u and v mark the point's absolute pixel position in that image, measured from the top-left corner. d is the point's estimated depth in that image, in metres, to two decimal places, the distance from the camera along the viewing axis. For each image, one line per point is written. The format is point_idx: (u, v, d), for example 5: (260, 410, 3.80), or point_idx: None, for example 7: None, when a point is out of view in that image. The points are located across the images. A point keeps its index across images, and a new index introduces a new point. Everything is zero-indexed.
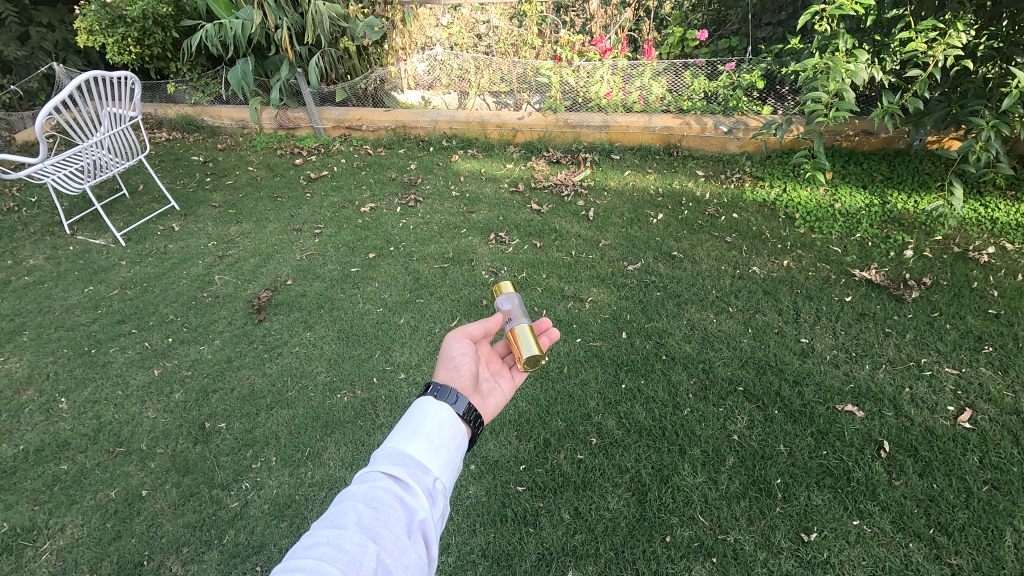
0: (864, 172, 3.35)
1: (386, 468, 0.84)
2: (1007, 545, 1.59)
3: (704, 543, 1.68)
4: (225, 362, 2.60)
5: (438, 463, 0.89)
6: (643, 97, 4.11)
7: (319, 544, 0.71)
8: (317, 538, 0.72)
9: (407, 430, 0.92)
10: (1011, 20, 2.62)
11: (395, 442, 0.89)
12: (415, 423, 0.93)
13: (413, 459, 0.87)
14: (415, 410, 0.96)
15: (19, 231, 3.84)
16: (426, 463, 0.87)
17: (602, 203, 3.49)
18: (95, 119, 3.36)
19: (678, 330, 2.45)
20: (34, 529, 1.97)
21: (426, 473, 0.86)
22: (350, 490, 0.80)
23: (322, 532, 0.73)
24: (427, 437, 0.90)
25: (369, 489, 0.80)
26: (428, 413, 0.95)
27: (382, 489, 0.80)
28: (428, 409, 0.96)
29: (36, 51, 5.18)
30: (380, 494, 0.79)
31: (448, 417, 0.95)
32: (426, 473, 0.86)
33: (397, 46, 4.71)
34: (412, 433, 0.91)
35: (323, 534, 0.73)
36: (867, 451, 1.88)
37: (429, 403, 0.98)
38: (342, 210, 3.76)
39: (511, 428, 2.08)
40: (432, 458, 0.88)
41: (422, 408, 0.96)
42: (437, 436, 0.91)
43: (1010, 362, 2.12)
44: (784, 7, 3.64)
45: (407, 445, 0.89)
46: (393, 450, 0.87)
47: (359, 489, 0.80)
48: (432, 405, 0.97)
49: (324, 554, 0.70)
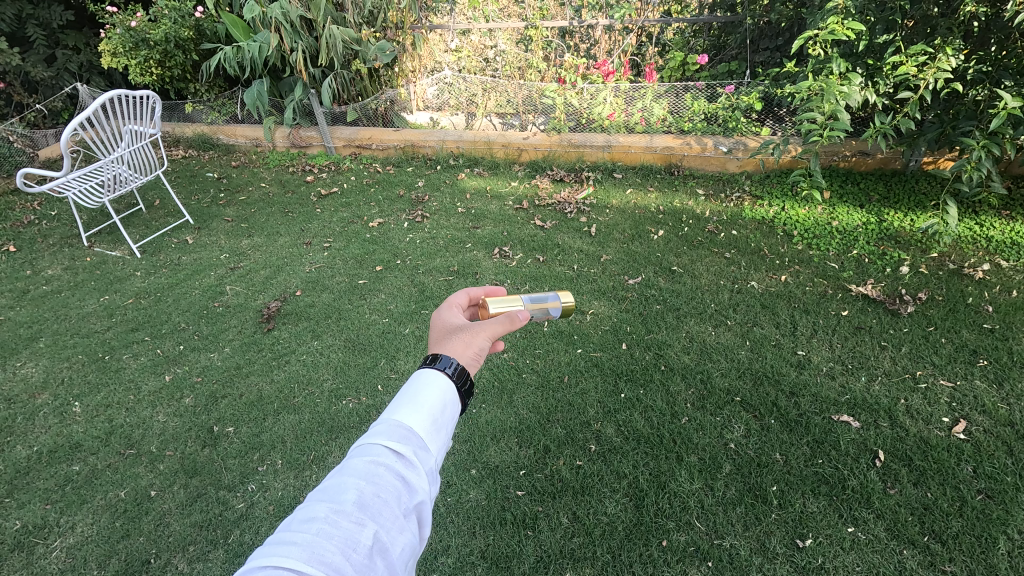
0: (861, 191, 3.43)
1: (387, 442, 0.81)
2: (1001, 553, 1.61)
3: (701, 547, 1.71)
4: (235, 369, 2.67)
5: (439, 440, 0.87)
6: (645, 118, 4.25)
7: (317, 520, 0.69)
8: (314, 512, 0.71)
9: (410, 402, 0.88)
10: (999, 46, 2.74)
11: (397, 414, 0.86)
12: (418, 395, 0.90)
13: (415, 435, 0.84)
14: (416, 381, 0.93)
15: (39, 242, 3.97)
16: (428, 440, 0.85)
17: (603, 219, 3.58)
18: (117, 136, 3.50)
19: (676, 342, 2.50)
20: (45, 527, 2.01)
21: (427, 452, 0.84)
22: (349, 463, 0.78)
23: (320, 507, 0.72)
24: (430, 413, 0.88)
25: (369, 464, 0.78)
26: (431, 387, 0.92)
27: (384, 466, 0.78)
28: (433, 383, 0.93)
29: (61, 72, 5.42)
30: (381, 471, 0.77)
31: (450, 395, 0.92)
32: (427, 450, 0.84)
33: (407, 69, 4.91)
34: (414, 406, 0.88)
35: (321, 510, 0.71)
36: (862, 460, 1.91)
37: (435, 377, 0.94)
38: (351, 225, 3.87)
39: (512, 435, 2.12)
40: (434, 435, 0.86)
41: (427, 381, 0.93)
42: (441, 413, 0.89)
43: (1004, 375, 2.15)
44: (781, 33, 3.88)
45: (410, 419, 0.86)
46: (396, 423, 0.85)
47: (359, 463, 0.78)
48: (434, 378, 0.94)
49: (321, 531, 0.68)
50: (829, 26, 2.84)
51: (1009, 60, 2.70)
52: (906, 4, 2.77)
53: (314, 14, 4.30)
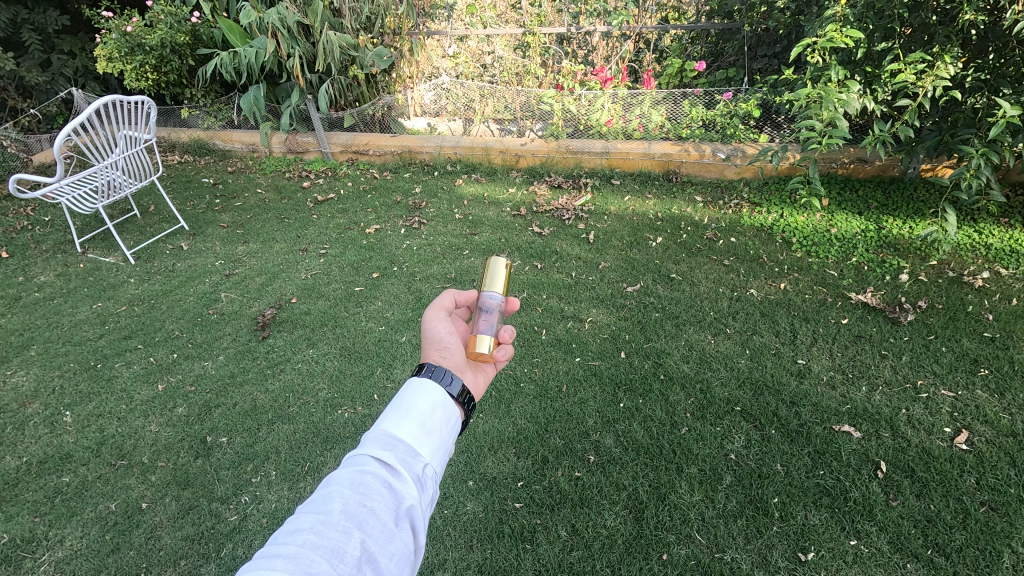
0: (859, 199, 3.43)
1: (375, 451, 0.78)
2: (1006, 566, 1.59)
3: (702, 561, 1.68)
4: (229, 378, 2.63)
5: (430, 446, 0.84)
6: (643, 124, 4.23)
7: (302, 530, 0.67)
8: (301, 524, 0.68)
9: (397, 412, 0.86)
10: (997, 54, 2.74)
11: (386, 424, 0.84)
12: (407, 403, 0.88)
13: (404, 442, 0.81)
14: (407, 389, 0.91)
15: (32, 248, 3.93)
16: (417, 447, 0.82)
17: (601, 226, 3.56)
18: (112, 142, 3.47)
19: (675, 351, 2.48)
20: (33, 541, 1.97)
21: (416, 458, 0.80)
22: (337, 474, 0.75)
23: (306, 518, 0.69)
24: (418, 420, 0.85)
25: (356, 474, 0.75)
26: (421, 394, 0.90)
27: (370, 475, 0.75)
28: (421, 390, 0.91)
29: (56, 77, 5.39)
30: (368, 480, 0.74)
31: (441, 400, 0.90)
32: (416, 458, 0.80)
33: (405, 75, 5.00)
34: (403, 415, 0.85)
35: (306, 520, 0.68)
36: (864, 471, 1.89)
37: (423, 385, 0.92)
38: (348, 232, 3.84)
39: (510, 445, 2.10)
40: (423, 442, 0.83)
41: (415, 388, 0.91)
42: (430, 419, 0.86)
43: (1006, 385, 2.14)
44: (779, 40, 3.92)
45: (398, 428, 0.83)
46: (383, 433, 0.82)
47: (346, 474, 0.75)
48: (425, 384, 0.92)
49: (306, 541, 0.65)
50: (828, 33, 2.85)
51: (1007, 68, 2.72)
52: (904, 12, 2.79)
53: (312, 19, 4.30)
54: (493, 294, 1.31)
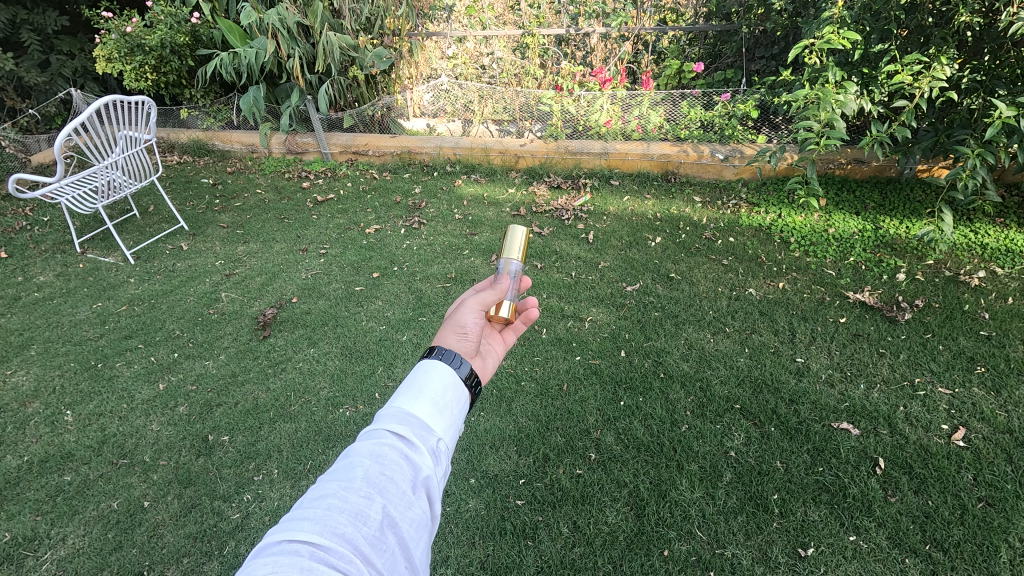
0: (856, 199, 3.45)
1: (392, 425, 0.79)
2: (1003, 561, 1.61)
3: (702, 557, 1.70)
4: (230, 377, 2.64)
5: (443, 423, 0.85)
6: (642, 125, 4.24)
7: (327, 496, 0.68)
8: (325, 490, 0.69)
9: (410, 390, 0.87)
10: (992, 55, 2.77)
11: (400, 401, 0.84)
12: (419, 383, 0.88)
13: (418, 419, 0.82)
14: (419, 370, 0.92)
15: (31, 248, 3.93)
16: (430, 423, 0.83)
17: (601, 226, 3.58)
18: (111, 141, 3.46)
19: (676, 349, 2.49)
20: (35, 539, 1.98)
21: (430, 433, 0.81)
22: (357, 446, 0.76)
23: (329, 485, 0.70)
24: (431, 398, 0.86)
25: (375, 445, 0.76)
26: (433, 375, 0.91)
27: (389, 447, 0.76)
28: (433, 370, 0.91)
29: (55, 78, 5.39)
30: (386, 451, 0.75)
31: (452, 381, 0.91)
32: (430, 433, 0.81)
33: (404, 75, 5.03)
34: (417, 393, 0.86)
35: (330, 487, 0.69)
36: (863, 468, 1.90)
37: (434, 366, 0.93)
38: (348, 232, 3.85)
39: (511, 444, 2.11)
40: (436, 419, 0.84)
41: (427, 369, 0.92)
42: (443, 398, 0.87)
43: (1002, 383, 2.16)
44: (776, 42, 3.98)
45: (412, 405, 0.84)
46: (398, 409, 0.83)
47: (365, 446, 0.76)
48: (436, 366, 0.93)
49: (331, 505, 0.67)
50: (825, 35, 2.89)
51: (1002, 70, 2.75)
52: (899, 15, 2.82)
53: (311, 20, 4.32)
54: (512, 262, 1.34)
